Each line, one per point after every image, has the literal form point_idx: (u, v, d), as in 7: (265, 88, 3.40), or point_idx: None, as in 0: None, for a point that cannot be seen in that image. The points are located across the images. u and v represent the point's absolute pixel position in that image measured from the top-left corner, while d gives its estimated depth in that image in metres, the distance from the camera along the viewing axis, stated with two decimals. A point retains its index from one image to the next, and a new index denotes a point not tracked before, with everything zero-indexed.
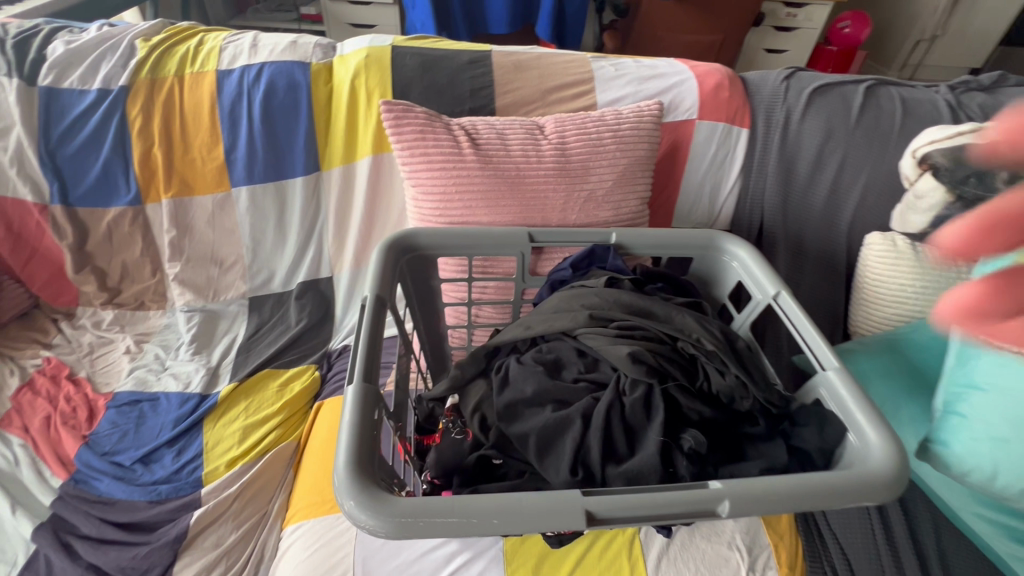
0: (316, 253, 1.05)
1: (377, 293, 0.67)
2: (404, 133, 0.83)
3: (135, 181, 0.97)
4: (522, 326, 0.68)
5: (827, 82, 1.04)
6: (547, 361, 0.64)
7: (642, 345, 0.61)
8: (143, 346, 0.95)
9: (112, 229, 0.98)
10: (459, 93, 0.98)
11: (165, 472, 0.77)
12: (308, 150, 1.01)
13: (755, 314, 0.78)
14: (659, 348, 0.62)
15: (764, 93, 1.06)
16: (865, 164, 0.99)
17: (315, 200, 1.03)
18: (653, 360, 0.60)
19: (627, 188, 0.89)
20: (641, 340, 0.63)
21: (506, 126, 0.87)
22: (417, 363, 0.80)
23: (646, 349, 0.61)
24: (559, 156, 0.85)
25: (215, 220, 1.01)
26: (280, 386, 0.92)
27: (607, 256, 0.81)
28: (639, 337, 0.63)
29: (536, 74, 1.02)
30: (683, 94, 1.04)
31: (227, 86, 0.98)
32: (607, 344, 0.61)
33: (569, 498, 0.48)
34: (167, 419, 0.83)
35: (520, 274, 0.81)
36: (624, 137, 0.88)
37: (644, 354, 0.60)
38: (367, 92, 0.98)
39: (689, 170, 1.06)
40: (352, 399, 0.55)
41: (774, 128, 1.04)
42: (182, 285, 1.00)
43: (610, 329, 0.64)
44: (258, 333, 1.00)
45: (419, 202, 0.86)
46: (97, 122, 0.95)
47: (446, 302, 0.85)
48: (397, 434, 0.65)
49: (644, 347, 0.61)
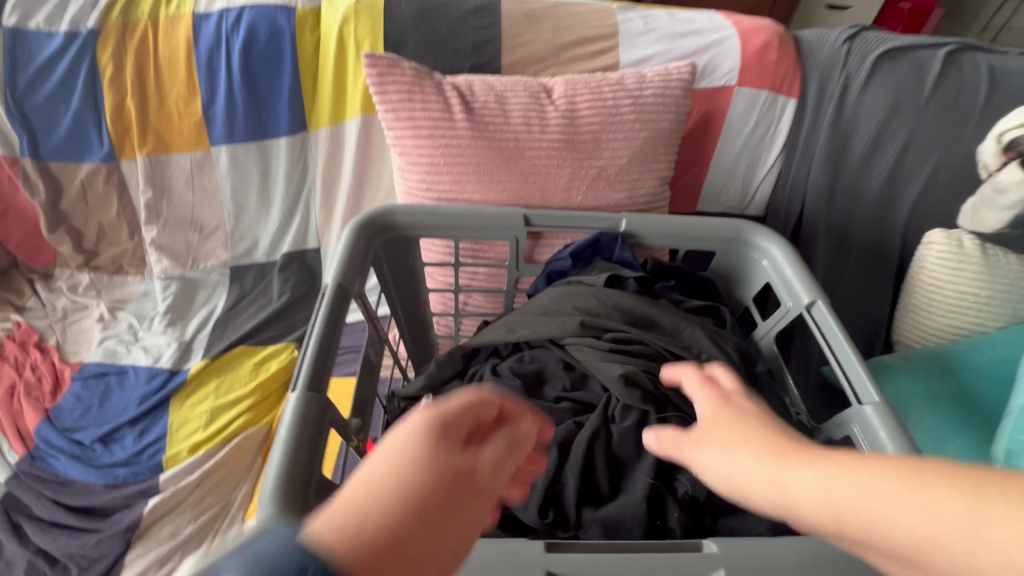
0: (301, 222, 0.97)
1: (340, 281, 0.59)
2: (388, 93, 0.72)
3: (108, 136, 0.90)
4: (503, 328, 0.58)
5: (899, 45, 0.87)
6: (527, 373, 0.55)
7: (641, 365, 0.52)
8: (117, 315, 0.90)
9: (86, 187, 0.92)
10: (460, 47, 0.86)
11: (124, 453, 0.73)
12: (292, 108, 0.91)
13: (783, 324, 0.67)
14: (660, 369, 0.52)
15: (820, 57, 0.90)
16: (934, 147, 0.84)
17: (301, 164, 0.94)
18: (651, 384, 0.51)
19: (645, 166, 0.76)
20: (640, 357, 0.53)
21: (508, 87, 0.75)
22: (393, 355, 0.72)
23: (644, 370, 0.51)
24: (566, 126, 0.73)
25: (194, 182, 0.94)
26: (256, 364, 0.86)
27: (609, 244, 0.71)
28: (638, 352, 0.53)
29: (550, 27, 0.89)
30: (722, 55, 0.89)
31: (204, 32, 0.88)
32: (598, 361, 0.52)
33: (529, 554, 0.40)
34: (133, 396, 0.78)
35: (513, 261, 0.71)
36: (645, 106, 0.75)
37: (640, 376, 0.50)
38: (356, 43, 0.87)
39: (721, 146, 0.92)
40: (293, 409, 0.48)
41: (828, 99, 0.89)
42: (159, 251, 0.95)
43: (604, 341, 0.54)
44: (237, 306, 0.94)
45: (405, 173, 0.76)
46: (65, 69, 0.87)
47: (431, 288, 0.76)
48: (356, 442, 0.57)
49: (642, 366, 0.52)
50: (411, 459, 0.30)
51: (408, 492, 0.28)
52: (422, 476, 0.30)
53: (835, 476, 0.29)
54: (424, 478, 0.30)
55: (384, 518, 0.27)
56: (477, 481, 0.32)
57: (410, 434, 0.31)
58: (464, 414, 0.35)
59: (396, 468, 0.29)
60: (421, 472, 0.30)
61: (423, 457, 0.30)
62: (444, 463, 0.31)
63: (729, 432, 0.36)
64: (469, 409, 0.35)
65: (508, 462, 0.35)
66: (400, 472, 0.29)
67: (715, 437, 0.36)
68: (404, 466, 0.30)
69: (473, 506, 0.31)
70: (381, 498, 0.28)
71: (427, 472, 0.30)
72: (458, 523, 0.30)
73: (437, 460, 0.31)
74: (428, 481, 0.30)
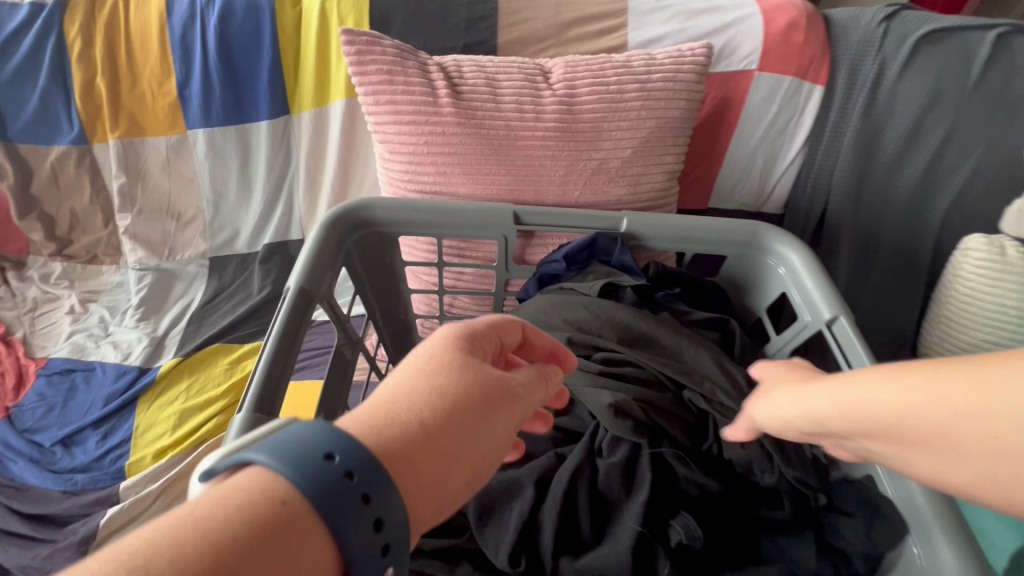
0: (284, 212, 0.90)
1: (303, 284, 0.53)
2: (368, 74, 0.65)
3: (78, 117, 0.85)
4: None
5: (942, 27, 0.76)
6: None
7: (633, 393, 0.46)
8: (88, 307, 0.86)
9: (57, 171, 0.87)
10: (453, 24, 0.79)
11: (85, 458, 0.68)
12: (273, 88, 0.84)
13: (800, 341, 0.59)
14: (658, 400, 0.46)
15: (851, 38, 0.82)
16: (977, 142, 0.73)
17: (284, 149, 0.88)
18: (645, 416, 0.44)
19: (651, 159, 0.69)
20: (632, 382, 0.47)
21: (501, 69, 0.68)
22: (369, 362, 0.67)
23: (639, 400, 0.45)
24: (564, 113, 0.66)
25: (170, 168, 0.88)
26: (231, 363, 0.81)
27: (605, 247, 0.64)
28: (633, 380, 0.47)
29: (552, 2, 0.81)
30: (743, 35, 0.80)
31: (178, 5, 0.81)
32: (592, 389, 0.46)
33: None
34: (99, 395, 0.74)
35: (502, 263, 0.65)
36: (653, 91, 0.67)
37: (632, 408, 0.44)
38: (340, 18, 0.80)
39: (738, 137, 0.84)
40: (235, 434, 0.42)
41: (860, 87, 0.80)
42: (134, 240, 0.90)
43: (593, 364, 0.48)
44: (215, 300, 0.89)
45: (387, 162, 0.69)
46: (30, 44, 0.81)
47: (413, 290, 0.70)
48: None
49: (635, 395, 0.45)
50: (445, 359, 0.30)
51: (446, 377, 0.29)
52: (456, 374, 0.30)
53: (862, 386, 0.30)
54: (458, 376, 0.30)
55: (420, 409, 0.28)
56: (511, 386, 0.31)
57: (445, 339, 0.31)
58: (492, 331, 0.34)
59: (430, 365, 0.30)
60: (451, 371, 0.30)
61: (455, 357, 0.31)
62: (474, 368, 0.31)
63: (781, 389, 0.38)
64: (495, 326, 0.35)
65: (545, 374, 0.35)
66: (436, 366, 0.30)
67: (774, 391, 0.39)
68: (437, 369, 0.30)
69: (509, 407, 0.31)
70: (419, 388, 0.29)
71: (462, 373, 0.30)
72: (485, 431, 0.29)
73: (470, 363, 0.31)
74: (463, 379, 0.30)
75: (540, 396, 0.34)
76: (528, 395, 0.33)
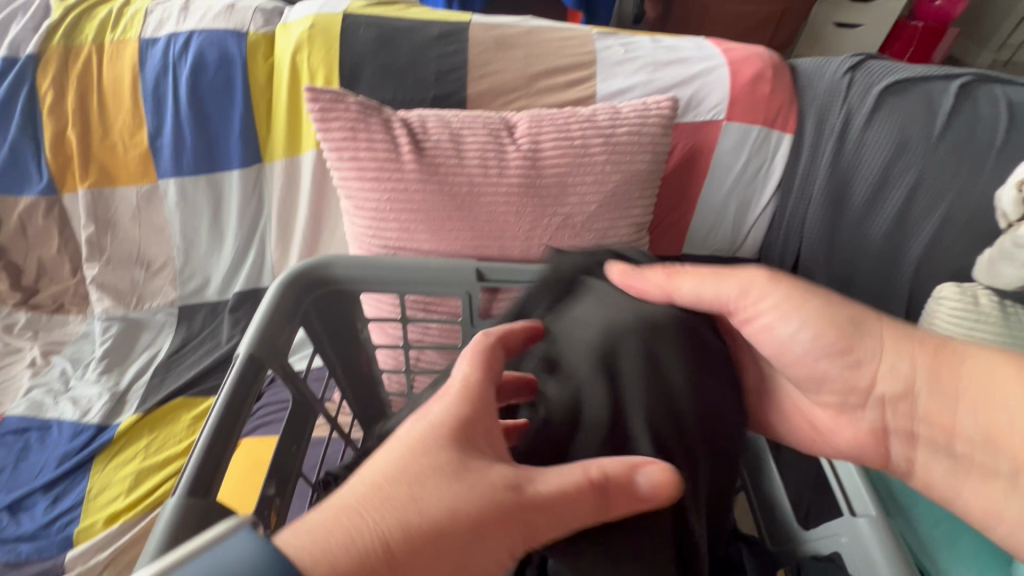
0: (256, 259, 0.90)
1: (254, 350, 0.52)
2: (331, 132, 0.65)
3: (47, 167, 0.84)
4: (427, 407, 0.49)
5: (905, 77, 0.78)
6: None
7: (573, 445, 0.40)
8: (50, 359, 0.84)
9: (25, 221, 0.86)
10: (422, 76, 0.80)
11: (32, 525, 0.66)
12: (243, 138, 0.84)
13: None
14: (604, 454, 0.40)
15: (819, 88, 0.83)
16: (945, 191, 0.74)
17: (255, 198, 0.87)
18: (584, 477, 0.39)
19: (618, 213, 0.69)
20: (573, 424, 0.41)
21: (465, 123, 0.68)
22: (330, 422, 0.64)
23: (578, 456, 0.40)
24: (528, 168, 0.66)
25: (140, 217, 0.88)
26: (194, 419, 0.78)
27: (553, 261, 0.49)
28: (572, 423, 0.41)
29: (521, 55, 0.82)
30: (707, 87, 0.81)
31: (150, 59, 0.82)
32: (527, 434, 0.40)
33: None
34: (53, 455, 0.72)
35: (466, 319, 0.64)
36: (617, 145, 0.67)
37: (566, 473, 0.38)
38: (312, 71, 0.80)
39: (709, 184, 0.84)
40: (166, 521, 0.40)
41: (827, 136, 0.80)
42: (101, 289, 0.89)
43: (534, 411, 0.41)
44: (182, 350, 0.87)
45: (352, 216, 0.69)
46: (1, 97, 0.82)
47: (378, 345, 0.69)
48: None
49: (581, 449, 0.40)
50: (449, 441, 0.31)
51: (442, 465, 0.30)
52: (451, 466, 0.30)
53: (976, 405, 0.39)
54: (454, 467, 0.30)
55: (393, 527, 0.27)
56: (515, 494, 0.31)
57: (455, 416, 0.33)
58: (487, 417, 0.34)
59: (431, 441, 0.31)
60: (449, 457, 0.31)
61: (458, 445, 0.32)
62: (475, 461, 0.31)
63: (817, 308, 0.42)
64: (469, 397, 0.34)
65: (576, 487, 0.32)
66: (437, 451, 0.31)
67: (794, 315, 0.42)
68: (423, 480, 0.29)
69: (507, 525, 0.30)
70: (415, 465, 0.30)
71: (454, 492, 0.29)
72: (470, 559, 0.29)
73: (470, 459, 0.31)
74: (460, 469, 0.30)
75: (555, 520, 0.32)
76: (541, 514, 0.31)
